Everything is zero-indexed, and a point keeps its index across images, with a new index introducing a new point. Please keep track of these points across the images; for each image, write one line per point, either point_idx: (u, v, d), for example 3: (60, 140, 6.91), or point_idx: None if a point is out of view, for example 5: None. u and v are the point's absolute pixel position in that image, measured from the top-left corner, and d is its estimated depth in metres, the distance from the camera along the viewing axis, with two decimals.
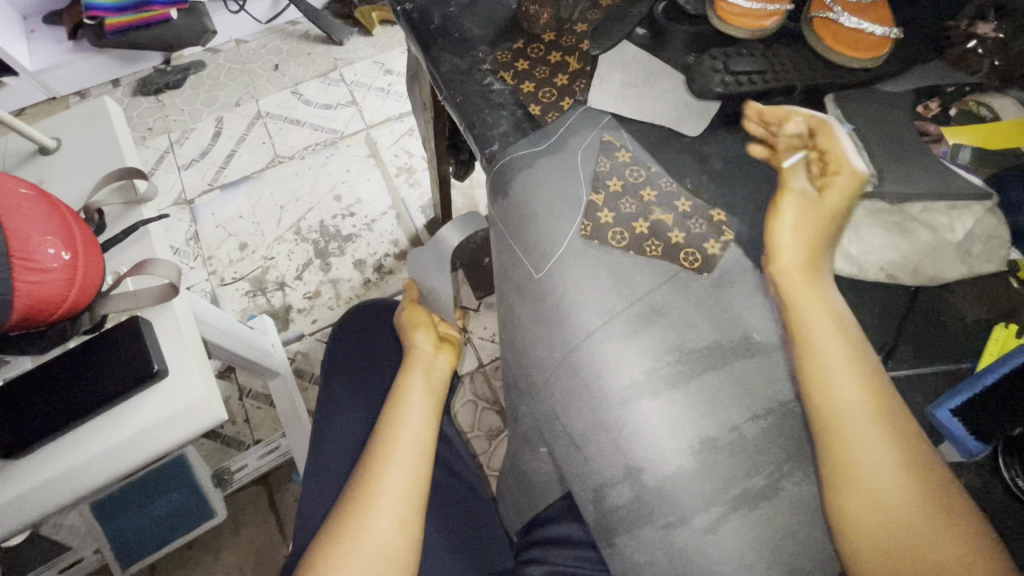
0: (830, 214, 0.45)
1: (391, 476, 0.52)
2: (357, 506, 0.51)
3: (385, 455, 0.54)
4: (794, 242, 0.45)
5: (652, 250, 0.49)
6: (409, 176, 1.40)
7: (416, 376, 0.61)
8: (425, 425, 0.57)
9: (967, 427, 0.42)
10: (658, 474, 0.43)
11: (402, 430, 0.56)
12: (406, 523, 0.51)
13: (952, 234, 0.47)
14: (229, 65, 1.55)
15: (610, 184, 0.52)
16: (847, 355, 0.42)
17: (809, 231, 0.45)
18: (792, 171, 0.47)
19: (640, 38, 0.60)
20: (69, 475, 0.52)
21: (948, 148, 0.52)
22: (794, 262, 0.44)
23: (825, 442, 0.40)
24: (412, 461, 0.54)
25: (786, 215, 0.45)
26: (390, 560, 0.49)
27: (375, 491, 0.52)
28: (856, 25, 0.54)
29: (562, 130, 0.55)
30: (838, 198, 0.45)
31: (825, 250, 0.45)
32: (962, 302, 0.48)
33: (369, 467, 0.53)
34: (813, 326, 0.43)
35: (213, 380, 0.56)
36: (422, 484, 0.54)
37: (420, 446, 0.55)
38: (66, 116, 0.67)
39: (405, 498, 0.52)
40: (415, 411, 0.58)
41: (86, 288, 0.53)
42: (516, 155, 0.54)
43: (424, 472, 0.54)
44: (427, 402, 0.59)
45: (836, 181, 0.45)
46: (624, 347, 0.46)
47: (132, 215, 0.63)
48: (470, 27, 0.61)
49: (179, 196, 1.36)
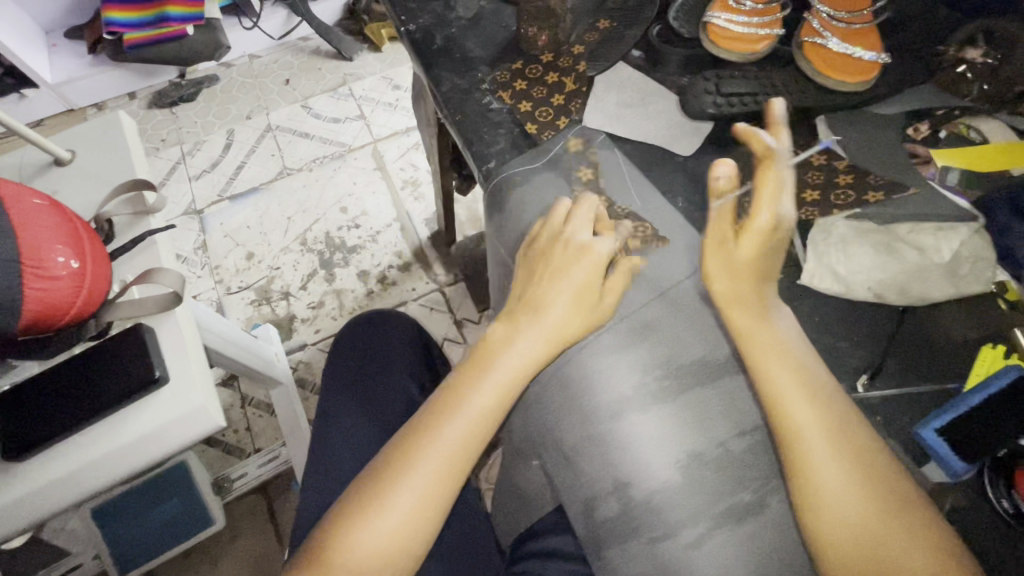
0: (749, 261, 0.47)
1: (453, 425, 0.47)
2: (399, 452, 0.47)
3: (420, 444, 0.47)
4: (724, 287, 0.46)
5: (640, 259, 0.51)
6: (414, 189, 1.42)
7: (524, 337, 0.49)
8: (484, 414, 0.48)
9: (952, 446, 0.41)
10: (645, 489, 0.43)
11: (454, 418, 0.48)
12: (420, 511, 0.45)
13: (938, 254, 0.47)
14: (242, 79, 1.59)
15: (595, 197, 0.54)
16: (795, 374, 0.43)
17: (739, 274, 0.47)
18: (716, 217, 0.50)
19: (636, 60, 0.61)
20: (72, 476, 0.53)
21: (937, 170, 0.53)
22: (729, 296, 0.46)
23: (792, 455, 0.41)
24: (448, 460, 0.47)
25: (710, 268, 0.48)
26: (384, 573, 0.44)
27: (407, 468, 0.46)
28: (845, 50, 0.55)
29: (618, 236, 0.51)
30: (754, 244, 0.47)
31: (762, 271, 0.47)
32: (948, 324, 0.48)
33: (401, 450, 0.47)
34: (758, 340, 0.45)
35: (212, 387, 0.58)
36: (455, 482, 0.47)
37: (465, 444, 0.47)
38: (81, 129, 0.69)
39: (426, 498, 0.46)
40: (485, 393, 0.48)
41: (93, 296, 0.55)
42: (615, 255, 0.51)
43: (456, 476, 0.47)
44: (499, 389, 0.48)
45: (750, 228, 0.47)
46: (614, 361, 0.46)
47: (142, 225, 0.65)
48: (471, 48, 0.63)
49: (190, 206, 1.40)
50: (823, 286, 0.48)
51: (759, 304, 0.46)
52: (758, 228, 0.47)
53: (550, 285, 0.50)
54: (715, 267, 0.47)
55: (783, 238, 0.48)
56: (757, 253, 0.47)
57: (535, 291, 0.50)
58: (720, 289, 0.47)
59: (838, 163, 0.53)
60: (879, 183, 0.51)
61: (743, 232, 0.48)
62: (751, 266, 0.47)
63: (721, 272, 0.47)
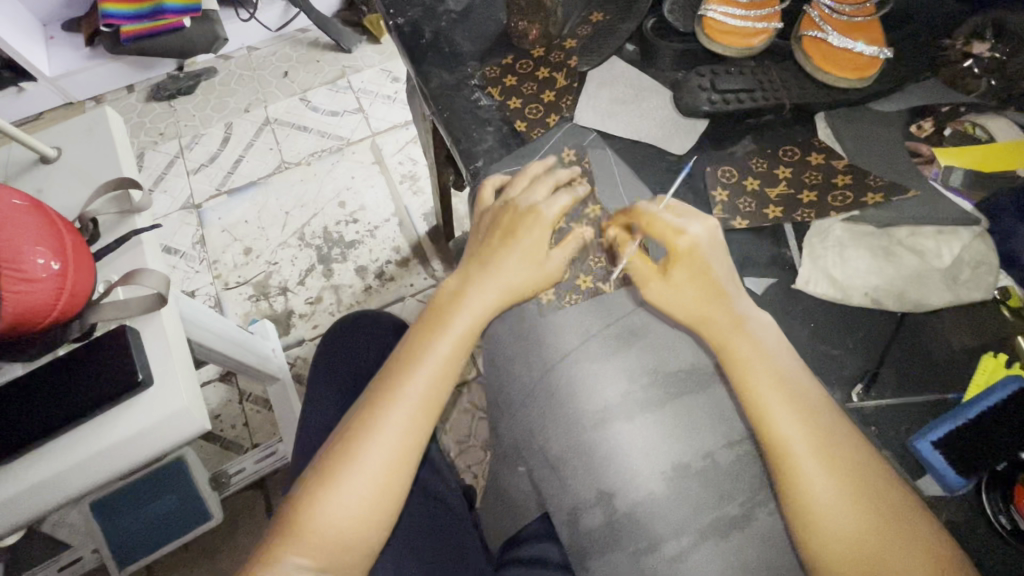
0: (699, 283, 0.44)
1: (416, 378, 0.47)
2: (364, 413, 0.47)
3: (382, 404, 0.47)
4: (685, 315, 0.45)
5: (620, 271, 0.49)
6: (412, 184, 1.40)
7: (477, 289, 0.49)
8: (444, 369, 0.48)
9: (951, 461, 0.40)
10: (629, 499, 0.42)
11: (414, 375, 0.48)
12: (393, 467, 0.45)
13: (939, 259, 0.46)
14: (240, 71, 1.58)
15: (590, 210, 0.52)
16: (779, 383, 0.41)
17: (698, 296, 0.44)
18: (632, 267, 0.47)
19: (629, 55, 0.59)
20: (56, 479, 0.53)
21: (940, 170, 0.51)
22: (693, 319, 0.44)
23: (783, 470, 0.39)
24: (413, 417, 0.47)
25: (660, 296, 0.45)
26: (360, 538, 0.44)
27: (373, 426, 0.46)
28: (847, 44, 0.52)
29: (599, 273, 0.50)
30: (689, 272, 0.45)
31: (721, 289, 0.44)
32: (948, 331, 0.46)
33: (364, 414, 0.47)
34: (741, 352, 0.42)
35: (197, 389, 0.57)
36: (421, 439, 0.47)
37: (427, 400, 0.47)
38: (68, 126, 0.68)
39: (394, 456, 0.46)
40: (443, 347, 0.49)
41: (76, 297, 0.55)
42: (599, 291, 0.49)
43: (422, 433, 0.47)
44: (457, 342, 0.49)
45: (675, 264, 0.45)
46: (600, 368, 0.45)
47: (126, 224, 0.64)
48: (461, 43, 0.61)
49: (187, 201, 1.39)
50: (818, 291, 0.47)
51: (746, 307, 0.44)
52: (683, 255, 0.45)
53: (502, 246, 0.50)
54: (663, 301, 0.45)
55: (714, 250, 0.45)
56: (697, 280, 0.44)
57: (491, 250, 0.50)
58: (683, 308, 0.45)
59: (837, 163, 0.51)
60: (878, 185, 0.49)
61: (669, 267, 0.45)
62: (704, 286, 0.44)
63: (673, 300, 0.45)
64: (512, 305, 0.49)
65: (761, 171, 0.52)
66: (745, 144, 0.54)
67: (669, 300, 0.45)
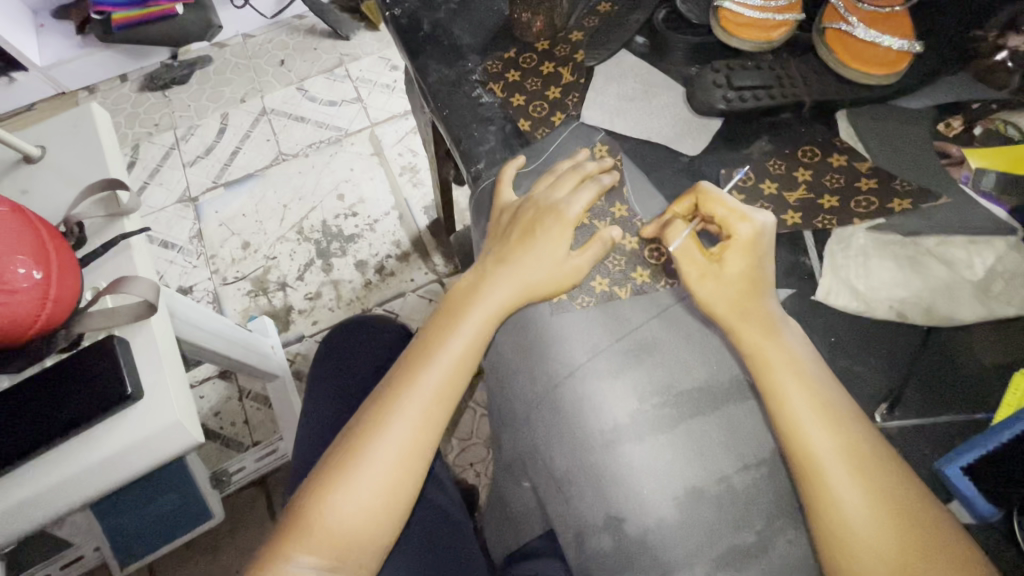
0: (743, 278, 0.43)
1: (426, 376, 0.45)
2: (373, 410, 0.45)
3: (392, 397, 0.45)
4: (724, 309, 0.43)
5: (641, 276, 0.47)
6: (412, 175, 1.37)
7: (493, 285, 0.47)
8: (458, 363, 0.46)
9: (979, 488, 0.38)
10: (640, 525, 0.40)
11: (425, 368, 0.46)
12: (400, 471, 0.43)
13: (971, 270, 0.43)
14: (235, 60, 1.53)
15: (615, 209, 0.50)
16: (813, 397, 0.39)
17: (738, 292, 0.43)
18: (684, 251, 0.45)
19: (639, 48, 0.56)
20: (44, 495, 0.51)
21: (971, 173, 0.47)
22: (730, 312, 0.43)
23: (812, 491, 0.38)
24: (425, 413, 0.45)
25: (705, 292, 0.44)
26: (369, 541, 0.42)
27: (381, 425, 0.44)
28: (872, 38, 0.49)
29: (617, 276, 0.47)
30: (745, 262, 0.43)
31: (763, 285, 0.43)
32: (981, 347, 0.43)
33: (375, 408, 0.45)
34: (775, 360, 0.41)
35: (189, 402, 0.55)
36: (434, 436, 0.45)
37: (440, 395, 0.45)
38: (52, 123, 0.65)
39: (401, 458, 0.44)
40: (456, 341, 0.46)
41: (61, 305, 0.52)
42: (614, 296, 0.47)
43: (433, 430, 0.45)
44: (471, 336, 0.47)
45: (734, 245, 0.43)
46: (612, 385, 0.43)
47: (114, 228, 0.61)
48: (460, 35, 0.58)
49: (183, 194, 1.36)
50: (839, 303, 0.44)
51: (779, 315, 0.43)
52: (743, 242, 0.43)
53: (519, 243, 0.48)
54: (709, 294, 0.43)
55: (769, 244, 0.44)
56: (752, 269, 0.43)
57: (510, 244, 0.48)
58: (717, 302, 0.43)
59: (860, 165, 0.48)
60: (905, 190, 0.47)
61: (724, 254, 0.44)
62: (745, 284, 0.43)
63: (716, 292, 0.43)
64: (529, 301, 0.47)
65: (780, 174, 0.49)
66: (761, 145, 0.51)
67: (709, 295, 0.43)
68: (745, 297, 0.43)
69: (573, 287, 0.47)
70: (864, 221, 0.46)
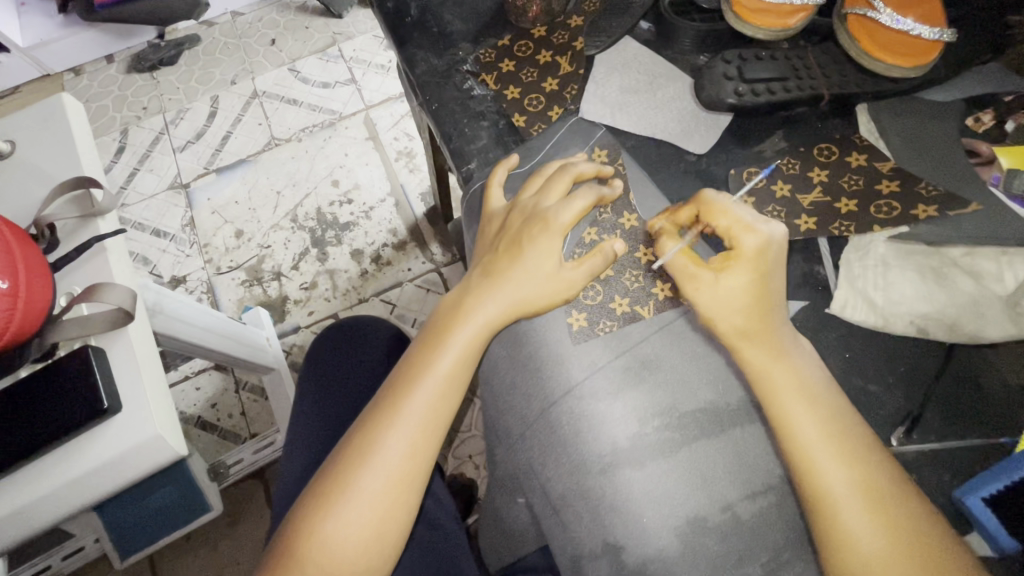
0: (747, 295, 0.40)
1: (415, 397, 0.43)
2: (362, 432, 0.43)
3: (382, 419, 0.43)
4: (731, 328, 0.40)
5: (663, 291, 0.45)
6: (409, 161, 1.33)
7: (482, 300, 0.44)
8: (449, 383, 0.44)
9: (1002, 520, 0.35)
10: (639, 554, 0.37)
11: (415, 388, 0.43)
12: (389, 495, 0.41)
13: (1001, 283, 0.40)
14: (224, 39, 1.48)
15: (624, 220, 0.47)
16: (827, 425, 0.37)
17: (742, 308, 0.39)
18: (682, 262, 0.42)
19: (644, 34, 0.53)
20: (25, 511, 0.49)
21: (1002, 174, 0.44)
22: (743, 331, 0.39)
23: (823, 525, 0.35)
24: (415, 435, 0.42)
25: (709, 308, 0.40)
26: (361, 570, 0.40)
27: (371, 448, 0.42)
28: (899, 24, 0.44)
29: (636, 294, 0.45)
30: (746, 275, 0.40)
31: (771, 302, 0.40)
32: (1007, 365, 0.40)
33: (364, 429, 0.43)
34: (783, 385, 0.38)
35: (170, 412, 0.53)
36: (426, 459, 0.43)
37: (431, 417, 0.43)
38: (21, 116, 0.61)
39: (392, 482, 0.41)
40: (446, 360, 0.44)
41: (32, 314, 0.50)
42: (636, 316, 0.44)
43: (425, 451, 0.43)
44: (462, 355, 0.44)
45: (737, 256, 0.40)
46: (611, 406, 0.40)
47: (89, 230, 0.57)
48: (451, 20, 0.53)
49: (174, 180, 1.32)
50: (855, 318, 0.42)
51: (789, 335, 0.40)
52: (748, 256, 0.40)
53: (508, 255, 0.45)
54: (714, 306, 0.40)
55: (775, 257, 0.40)
56: (752, 282, 0.40)
57: (497, 256, 0.46)
58: (730, 323, 0.40)
59: (882, 165, 0.45)
60: (931, 194, 0.43)
61: (726, 267, 0.41)
62: (749, 299, 0.39)
63: (717, 307, 0.40)
64: (521, 316, 0.44)
65: (793, 175, 0.46)
66: (774, 142, 0.47)
67: (723, 313, 0.40)
68: (747, 316, 0.39)
69: (569, 301, 0.44)
70: (888, 229, 0.43)
